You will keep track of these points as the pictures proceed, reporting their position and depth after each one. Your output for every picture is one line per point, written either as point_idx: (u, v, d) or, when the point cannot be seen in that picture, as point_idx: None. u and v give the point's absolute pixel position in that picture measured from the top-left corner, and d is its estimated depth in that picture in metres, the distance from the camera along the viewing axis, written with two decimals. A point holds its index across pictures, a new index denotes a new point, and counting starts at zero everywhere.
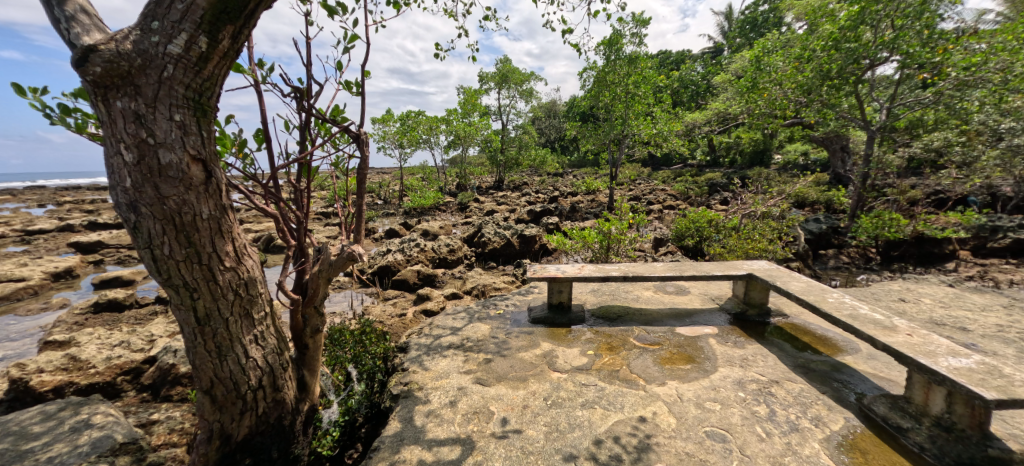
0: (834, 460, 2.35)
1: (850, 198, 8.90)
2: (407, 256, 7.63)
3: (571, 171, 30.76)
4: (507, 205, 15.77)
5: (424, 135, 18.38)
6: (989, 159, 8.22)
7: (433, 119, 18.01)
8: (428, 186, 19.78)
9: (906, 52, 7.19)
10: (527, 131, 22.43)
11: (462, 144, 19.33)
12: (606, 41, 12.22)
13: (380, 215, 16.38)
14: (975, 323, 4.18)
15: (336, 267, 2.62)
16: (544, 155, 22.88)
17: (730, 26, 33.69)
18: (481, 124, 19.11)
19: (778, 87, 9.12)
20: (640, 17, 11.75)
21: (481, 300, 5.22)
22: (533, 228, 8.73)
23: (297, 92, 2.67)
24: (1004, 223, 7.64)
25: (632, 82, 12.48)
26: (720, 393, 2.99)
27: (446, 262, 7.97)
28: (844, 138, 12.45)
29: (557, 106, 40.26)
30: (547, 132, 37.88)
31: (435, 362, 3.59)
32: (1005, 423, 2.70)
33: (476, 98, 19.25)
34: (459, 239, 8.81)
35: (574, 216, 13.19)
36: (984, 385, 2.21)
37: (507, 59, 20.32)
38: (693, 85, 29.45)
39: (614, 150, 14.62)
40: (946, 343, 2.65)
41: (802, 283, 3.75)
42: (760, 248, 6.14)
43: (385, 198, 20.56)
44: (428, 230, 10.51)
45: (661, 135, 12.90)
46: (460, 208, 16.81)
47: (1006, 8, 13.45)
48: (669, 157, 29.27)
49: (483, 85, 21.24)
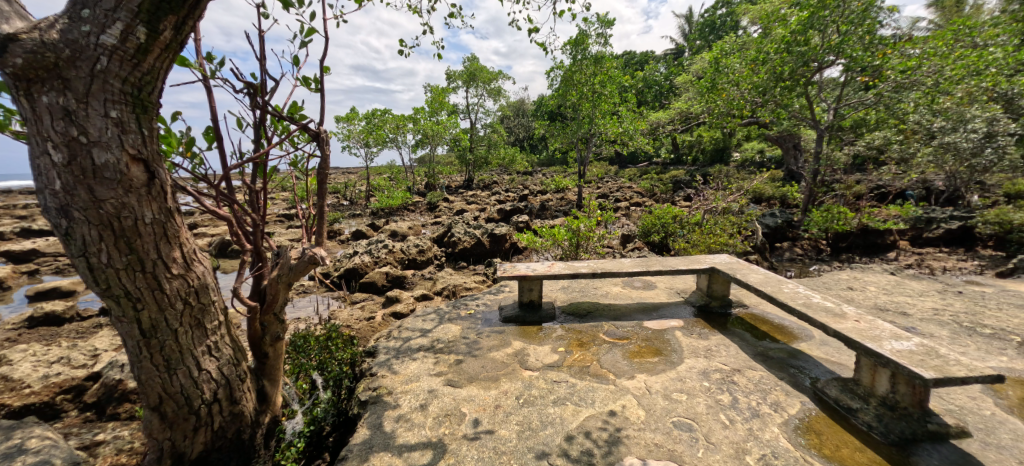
0: (792, 443, 2.47)
1: (803, 194, 9.39)
2: (375, 258, 7.40)
3: (540, 170, 30.89)
4: (477, 204, 15.69)
5: (391, 134, 17.94)
6: (924, 156, 8.73)
7: (400, 117, 17.65)
8: (396, 186, 19.36)
9: (850, 56, 7.65)
10: (497, 130, 22.38)
11: (430, 143, 18.99)
12: (572, 40, 12.37)
13: (346, 215, 15.87)
14: (913, 308, 4.51)
15: (298, 272, 2.52)
16: (513, 154, 22.87)
17: (690, 28, 34.79)
18: (450, 123, 18.87)
19: (735, 87, 9.60)
20: (605, 17, 11.97)
21: (452, 301, 5.16)
22: (503, 227, 8.71)
23: (250, 88, 2.52)
24: (937, 215, 8.29)
25: (598, 82, 12.66)
26: (686, 384, 3.07)
27: (416, 263, 7.83)
28: (795, 137, 13.20)
29: (526, 105, 40.42)
30: (515, 131, 37.70)
31: (405, 365, 3.49)
32: (941, 399, 2.94)
33: (444, 96, 18.98)
34: (428, 239, 8.65)
35: (543, 215, 13.27)
36: (923, 365, 2.38)
37: (475, 57, 20.17)
38: (657, 85, 30.37)
39: (582, 148, 14.83)
40: (889, 328, 2.83)
41: (760, 275, 3.91)
42: (722, 243, 6.36)
43: (352, 198, 19.99)
44: (396, 231, 10.29)
45: (627, 134, 13.25)
46: (429, 208, 16.57)
47: (935, 18, 14.68)
48: (635, 155, 30.00)
49: (449, 84, 20.95)
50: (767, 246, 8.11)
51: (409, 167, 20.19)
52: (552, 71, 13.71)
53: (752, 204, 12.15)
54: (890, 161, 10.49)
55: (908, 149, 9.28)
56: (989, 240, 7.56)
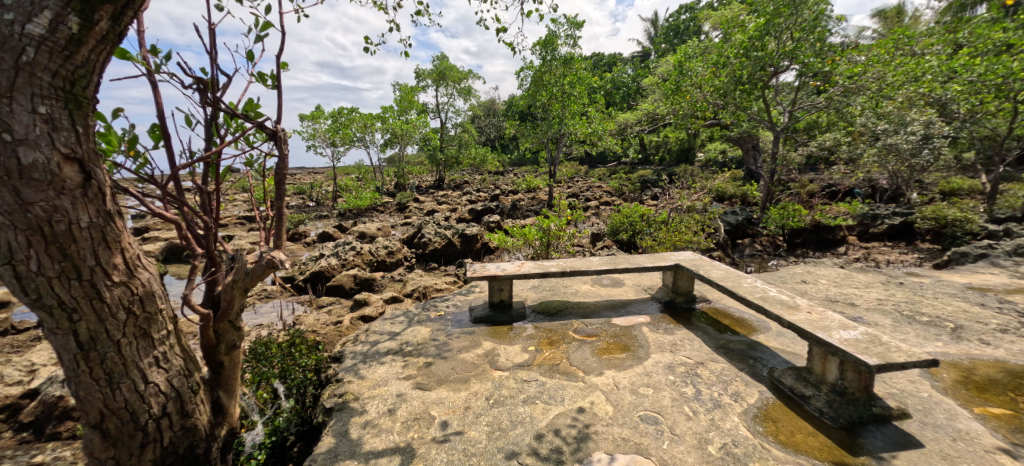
0: (751, 431, 2.58)
1: (761, 193, 9.81)
2: (342, 260, 7.20)
3: (511, 170, 30.97)
4: (448, 205, 15.56)
5: (359, 133, 17.52)
6: (869, 157, 9.51)
7: (368, 116, 17.27)
8: (364, 186, 18.91)
9: (803, 62, 8.09)
10: (467, 130, 22.26)
11: (400, 143, 18.67)
12: (542, 41, 12.46)
13: (311, 216, 15.34)
14: (860, 299, 4.81)
15: (255, 277, 2.41)
16: (484, 154, 22.80)
17: (655, 32, 35.78)
18: (419, 122, 18.62)
19: (698, 90, 9.94)
20: (573, 19, 12.12)
21: (421, 302, 5.08)
22: (474, 227, 8.67)
23: (200, 83, 2.39)
24: (882, 212, 8.86)
25: (568, 82, 12.83)
26: (652, 378, 3.14)
27: (385, 265, 7.68)
28: (754, 137, 13.81)
29: (497, 105, 40.40)
30: (486, 130, 37.59)
31: (372, 369, 3.41)
32: (885, 383, 3.14)
33: (413, 95, 18.70)
34: (398, 240, 8.49)
35: (515, 215, 13.30)
36: (868, 353, 2.53)
37: (445, 56, 19.99)
38: (625, 87, 31.06)
39: (553, 148, 14.98)
40: (839, 318, 2.99)
41: (722, 270, 4.05)
42: (686, 240, 6.57)
43: (318, 199, 19.37)
44: (365, 232, 10.05)
45: (596, 135, 13.49)
46: (399, 209, 16.28)
47: (877, 28, 15.74)
48: (605, 155, 30.60)
49: (419, 82, 20.65)
50: (729, 242, 8.44)
51: (378, 167, 19.77)
52: (522, 72, 13.75)
53: (715, 202, 12.62)
54: (839, 161, 11.15)
55: (856, 150, 10.00)
56: (927, 234, 8.17)
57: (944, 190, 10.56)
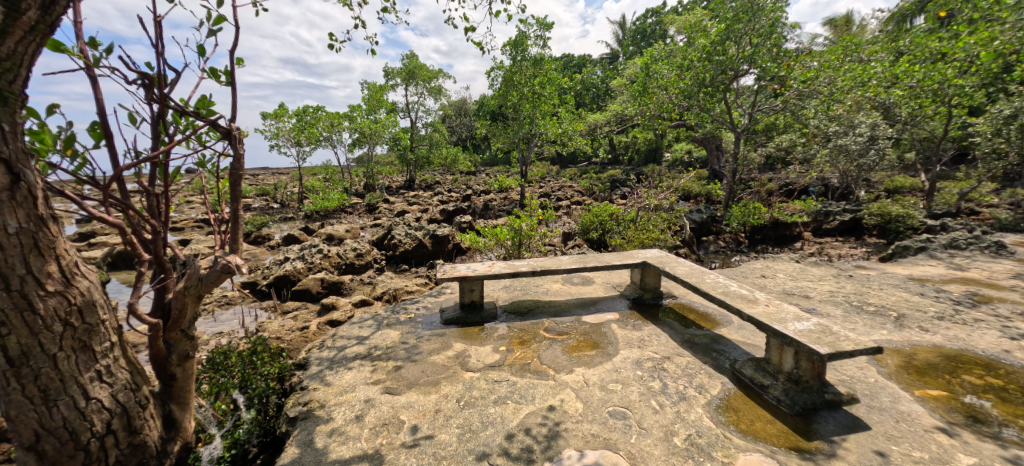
0: (714, 421, 2.68)
1: (724, 192, 10.16)
2: (308, 264, 6.97)
3: (483, 170, 30.90)
4: (420, 205, 15.36)
5: (325, 132, 17.04)
6: (822, 157, 10.07)
7: (335, 115, 16.83)
8: (332, 187, 18.38)
9: (761, 66, 8.48)
10: (438, 129, 22.05)
11: (369, 143, 18.27)
12: (512, 41, 12.49)
13: (275, 218, 14.76)
14: (814, 291, 5.08)
15: (209, 282, 2.30)
16: (456, 154, 22.65)
17: (622, 34, 36.54)
18: (389, 122, 18.30)
19: (664, 92, 10.23)
20: (543, 20, 12.23)
21: (391, 305, 4.98)
22: (445, 228, 8.59)
23: (145, 79, 2.24)
24: (834, 209, 9.37)
25: (538, 83, 12.92)
26: (621, 374, 3.20)
27: (354, 268, 7.50)
28: (717, 138, 14.34)
29: (469, 105, 40.19)
30: (458, 130, 37.30)
31: (339, 375, 3.32)
32: (836, 371, 3.33)
33: (382, 94, 18.37)
34: (367, 242, 8.31)
35: (487, 215, 13.27)
36: (820, 342, 2.68)
37: (415, 55, 19.73)
38: (595, 88, 31.52)
39: (524, 148, 15.05)
40: (793, 310, 3.15)
41: (686, 267, 4.18)
42: (654, 238, 6.75)
43: (283, 201, 18.67)
44: (333, 234, 9.77)
45: (567, 135, 13.69)
46: (369, 210, 15.93)
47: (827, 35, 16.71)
48: (575, 155, 31.05)
49: (388, 81, 20.26)
50: (694, 240, 8.73)
51: (347, 167, 19.26)
52: (493, 72, 13.74)
53: (681, 201, 13.03)
54: (795, 161, 11.75)
55: (810, 151, 10.60)
56: (874, 229, 8.73)
57: (889, 188, 11.38)
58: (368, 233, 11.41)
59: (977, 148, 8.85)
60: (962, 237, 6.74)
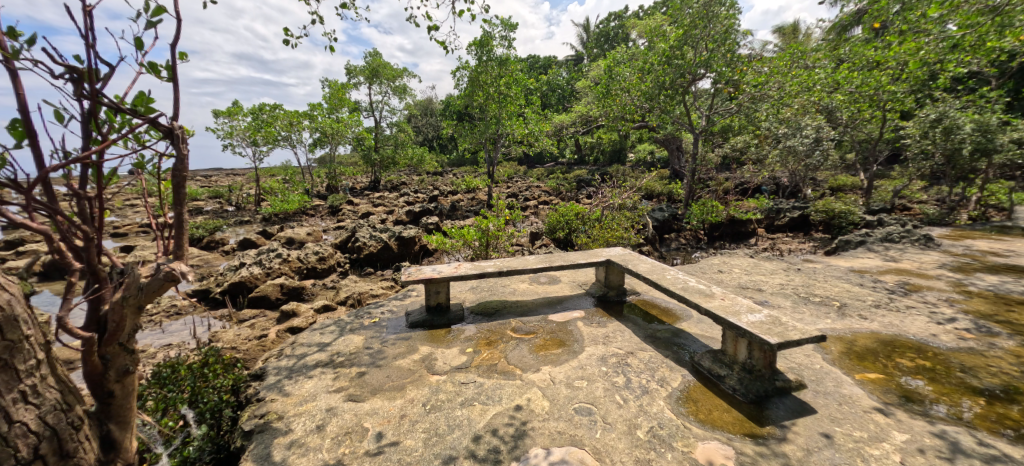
0: (674, 413, 2.77)
1: (684, 191, 10.54)
2: (267, 269, 6.67)
3: (450, 170, 30.59)
4: (385, 207, 15.04)
5: (284, 132, 16.37)
6: (773, 158, 10.68)
7: (295, 114, 16.21)
8: (292, 188, 17.66)
9: (716, 70, 8.88)
10: (403, 129, 21.67)
11: (331, 143, 17.71)
12: (477, 42, 12.45)
13: (230, 221, 14.01)
14: (766, 284, 5.37)
15: (150, 292, 2.14)
16: (422, 154, 22.33)
17: (586, 36, 37.18)
18: (352, 121, 17.81)
19: (626, 94, 10.50)
20: (508, 21, 12.28)
21: (354, 310, 4.84)
22: (412, 229, 8.47)
23: (74, 73, 2.05)
24: (784, 207, 9.96)
25: (504, 83, 12.96)
26: (586, 371, 3.26)
27: (316, 272, 7.25)
28: (677, 139, 14.89)
29: (435, 104, 39.72)
30: (424, 130, 36.74)
31: (299, 384, 3.19)
32: (786, 359, 3.53)
33: (344, 92, 17.86)
34: (329, 245, 8.05)
35: (454, 216, 13.16)
36: (770, 333, 2.83)
37: (378, 53, 19.30)
38: (560, 89, 31.82)
39: (490, 149, 15.04)
40: (747, 303, 3.31)
41: (648, 264, 4.31)
42: (618, 237, 6.91)
43: (239, 203, 17.76)
44: (293, 238, 9.40)
45: (533, 135, 13.89)
46: (332, 212, 15.43)
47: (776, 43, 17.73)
48: (542, 155, 31.37)
49: (350, 79, 19.69)
50: (656, 237, 9.01)
51: (307, 167, 18.55)
52: (458, 71, 13.66)
53: (644, 200, 13.43)
54: (749, 161, 12.37)
55: (762, 152, 11.22)
56: (820, 225, 9.32)
57: (833, 186, 12.20)
58: (331, 237, 11.05)
59: (909, 149, 9.50)
60: (895, 231, 7.32)
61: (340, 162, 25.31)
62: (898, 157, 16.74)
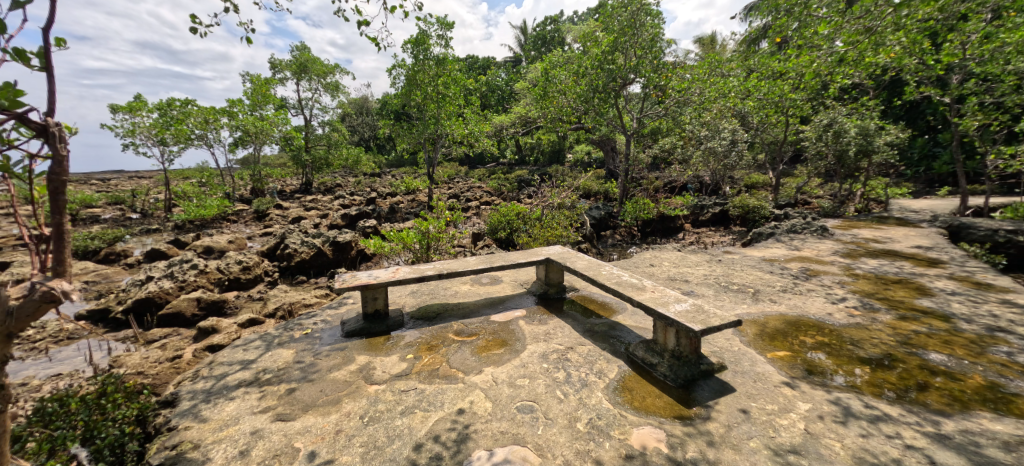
0: (611, 403, 2.90)
1: (619, 190, 11.07)
2: (180, 282, 6.02)
3: (389, 171, 29.61)
4: (318, 210, 14.21)
5: (198, 130, 14.88)
6: (697, 158, 11.58)
7: (210, 110, 14.82)
8: (211, 192, 16.08)
9: (645, 75, 9.45)
10: (337, 128, 20.63)
11: (255, 142, 16.41)
12: (413, 40, 12.18)
13: (133, 230, 12.41)
14: (691, 276, 5.81)
15: (22, 318, 1.76)
16: (359, 155, 21.40)
17: (524, 39, 37.72)
18: (278, 119, 16.62)
19: (563, 96, 10.82)
20: (444, 20, 12.15)
21: (283, 322, 4.52)
22: (347, 234, 8.10)
23: None
24: (708, 203, 10.82)
25: (442, 83, 12.79)
26: (528, 369, 3.32)
27: (240, 284, 6.69)
28: (611, 141, 15.63)
29: (371, 103, 38.23)
30: (360, 129, 35.13)
31: (220, 408, 2.92)
32: (708, 344, 3.84)
33: (268, 88, 16.62)
34: (255, 254, 7.46)
35: (394, 218, 12.78)
36: (693, 321, 3.06)
37: (307, 47, 18.21)
38: (500, 90, 31.81)
39: (430, 149, 14.76)
40: (673, 294, 3.56)
41: (585, 261, 4.48)
42: (557, 235, 7.12)
43: (145, 209, 15.81)
44: (213, 247, 8.58)
45: (473, 136, 14.05)
46: (258, 217, 14.28)
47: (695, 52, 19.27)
48: (483, 155, 31.42)
49: (275, 74, 18.33)
50: (593, 234, 9.38)
51: (228, 169, 16.97)
52: (395, 70, 13.27)
53: (583, 199, 13.94)
54: (675, 161, 13.30)
55: (687, 152, 12.15)
56: (737, 219, 10.27)
57: (748, 183, 13.50)
58: (256, 244, 10.20)
59: (807, 150, 10.81)
60: (798, 223, 8.27)
61: (266, 163, 23.42)
62: (799, 158, 18.91)
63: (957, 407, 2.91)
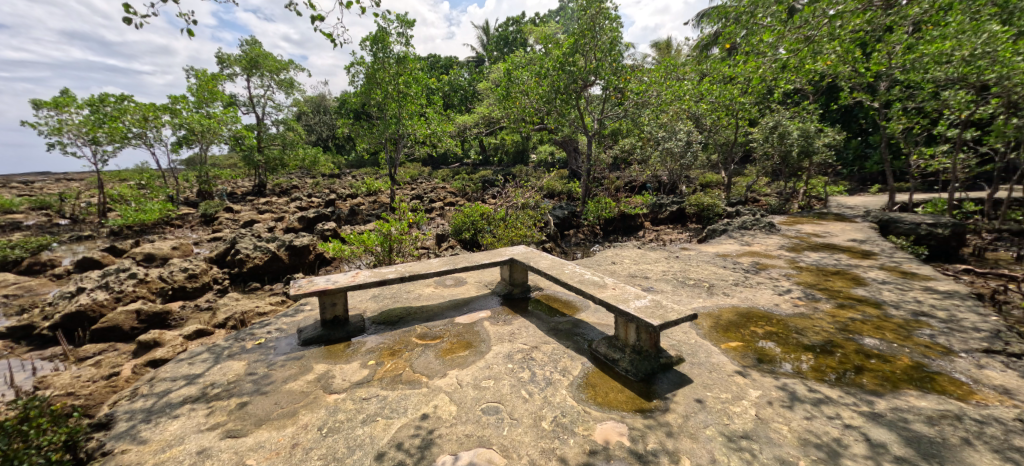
0: (575, 400, 2.96)
1: (582, 190, 11.28)
2: (116, 293, 5.58)
3: (350, 172, 28.70)
4: (273, 213, 13.56)
5: (135, 128, 13.83)
6: (656, 158, 12.00)
7: (148, 107, 13.85)
8: (152, 194, 14.95)
9: (605, 78, 9.68)
10: (292, 127, 19.77)
11: (200, 142, 15.46)
12: (372, 36, 11.85)
13: (60, 237, 11.33)
14: (651, 272, 6.02)
15: None
16: (317, 155, 20.61)
17: (486, 39, 37.64)
18: (226, 117, 15.73)
19: (525, 97, 10.89)
20: (404, 17, 11.92)
21: (234, 333, 4.28)
22: (304, 237, 7.80)
23: None
24: (665, 201, 11.22)
25: (403, 82, 12.54)
26: (493, 370, 3.32)
27: (186, 293, 6.29)
28: (573, 141, 15.89)
29: (330, 101, 36.89)
30: (317, 129, 33.75)
31: (163, 427, 2.72)
32: (667, 337, 3.99)
33: (215, 84, 15.67)
34: (203, 260, 7.03)
35: (354, 220, 12.40)
36: (652, 316, 3.17)
37: (258, 41, 17.32)
38: (462, 90, 31.58)
39: (391, 149, 14.42)
40: (633, 290, 3.67)
41: (548, 260, 4.53)
42: (521, 235, 7.16)
43: (74, 214, 14.47)
44: (154, 254, 7.99)
45: (436, 136, 13.86)
46: (206, 222, 13.45)
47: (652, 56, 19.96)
48: (447, 155, 31.11)
49: (223, 69, 17.29)
50: (557, 234, 9.50)
51: (171, 170, 15.84)
52: (353, 67, 12.88)
53: (547, 199, 14.09)
54: (635, 161, 13.71)
55: (646, 153, 12.55)
56: (694, 217, 10.73)
57: (703, 182, 14.14)
58: (204, 250, 9.60)
59: (755, 151, 11.46)
60: (748, 220, 8.76)
61: (214, 163, 22.03)
62: (749, 158, 20.02)
63: (888, 387, 3.18)
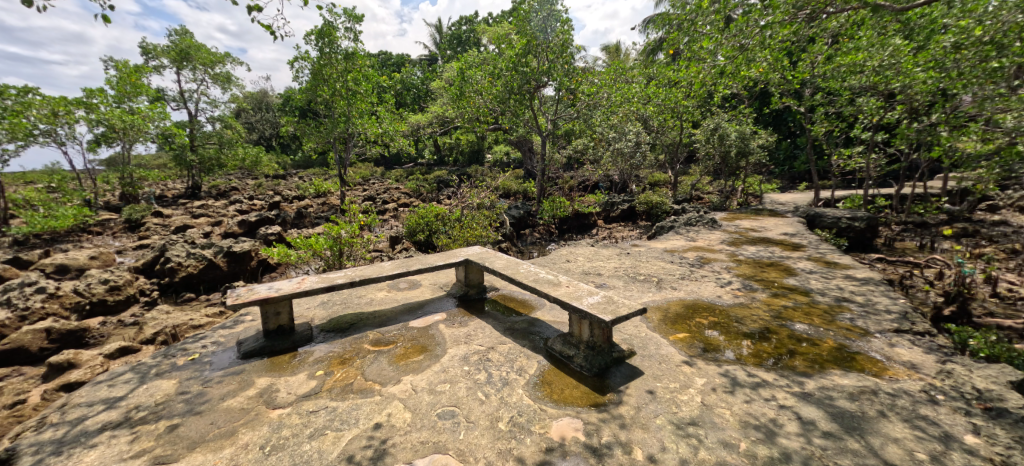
0: (531, 398, 2.99)
1: (537, 190, 11.41)
2: (20, 312, 4.96)
3: (297, 172, 27.26)
4: (209, 218, 12.60)
5: (41, 124, 12.32)
6: (608, 158, 12.38)
7: (58, 101, 12.42)
8: (64, 199, 13.39)
9: (558, 79, 9.85)
10: (231, 125, 18.48)
11: (123, 140, 14.06)
12: (317, 31, 11.29)
13: None
14: (604, 269, 6.21)
15: None
16: (259, 154, 19.40)
17: (439, 37, 37.15)
18: (153, 113, 14.41)
19: (479, 96, 10.85)
20: (351, 12, 11.47)
21: (164, 349, 3.94)
22: (245, 242, 7.33)
23: None
24: (617, 199, 11.61)
25: (351, 79, 12.09)
26: (449, 373, 3.28)
27: (106, 308, 5.71)
28: (528, 141, 16.05)
29: (272, 98, 34.79)
30: (259, 127, 31.72)
31: (80, 458, 2.46)
32: (619, 332, 4.14)
33: (138, 76, 14.32)
34: (126, 271, 6.41)
35: (301, 224, 11.79)
36: (604, 312, 3.27)
37: (188, 31, 16.01)
38: (415, 88, 30.95)
39: (340, 149, 13.85)
40: (586, 288, 3.77)
41: (503, 260, 4.55)
42: (476, 236, 7.14)
43: None
44: (66, 266, 7.17)
45: (388, 135, 13.46)
46: (130, 228, 12.26)
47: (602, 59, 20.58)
48: (400, 155, 30.38)
49: (148, 61, 15.81)
50: (513, 234, 9.54)
51: (88, 171, 14.28)
52: (297, 62, 12.22)
53: (503, 198, 14.12)
54: (588, 161, 14.06)
55: (598, 153, 12.91)
56: (644, 214, 11.19)
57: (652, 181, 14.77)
58: (127, 260, 8.75)
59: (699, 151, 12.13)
60: (693, 217, 9.26)
61: (140, 164, 20.09)
62: (693, 158, 21.20)
63: (816, 368, 3.49)
